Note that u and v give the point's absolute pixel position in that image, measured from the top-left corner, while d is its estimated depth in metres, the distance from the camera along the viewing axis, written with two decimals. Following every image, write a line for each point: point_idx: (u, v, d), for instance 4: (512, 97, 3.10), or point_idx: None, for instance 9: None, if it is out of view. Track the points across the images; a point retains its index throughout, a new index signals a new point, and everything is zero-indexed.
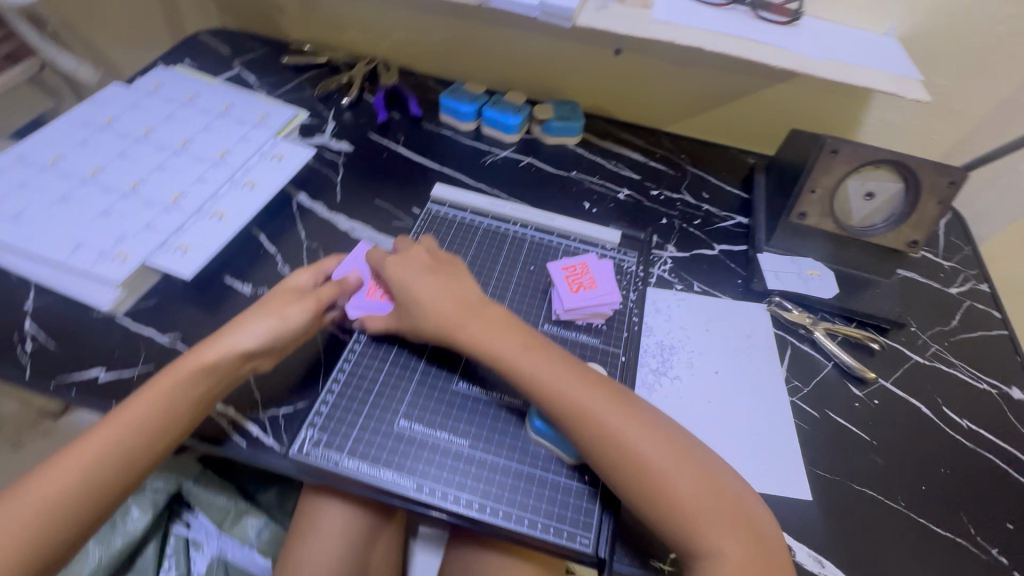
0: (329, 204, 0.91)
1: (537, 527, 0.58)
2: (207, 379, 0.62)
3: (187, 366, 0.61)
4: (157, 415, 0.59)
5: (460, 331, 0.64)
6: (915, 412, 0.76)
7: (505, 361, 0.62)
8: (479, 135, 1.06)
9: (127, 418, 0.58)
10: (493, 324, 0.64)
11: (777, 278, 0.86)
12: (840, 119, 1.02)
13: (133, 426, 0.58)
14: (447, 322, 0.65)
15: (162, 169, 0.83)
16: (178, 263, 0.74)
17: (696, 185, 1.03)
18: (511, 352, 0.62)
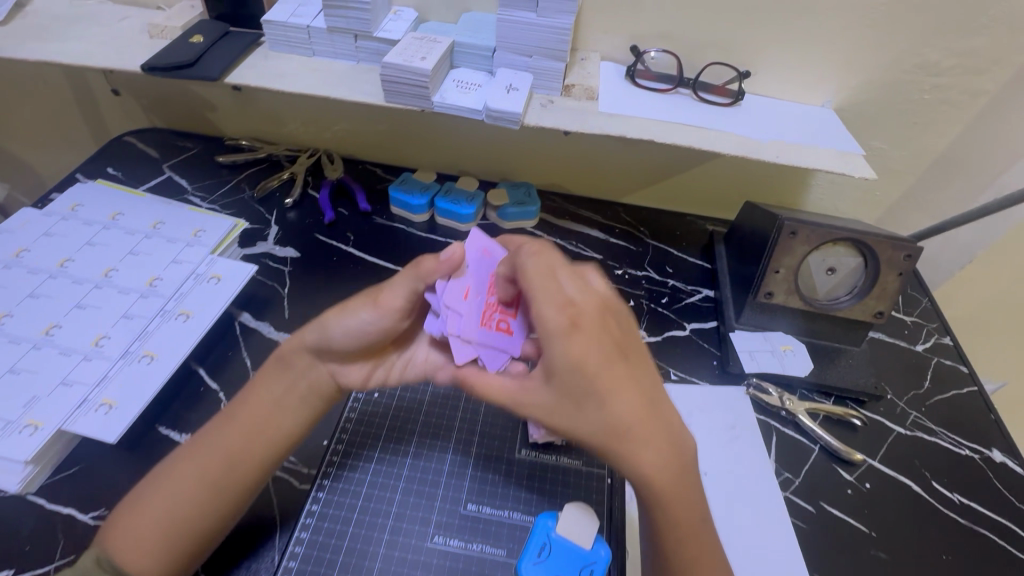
0: (277, 321, 0.84)
1: None
2: (243, 431, 0.61)
3: (221, 423, 0.62)
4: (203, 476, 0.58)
5: (593, 405, 0.49)
6: (908, 492, 0.73)
7: (628, 448, 0.49)
8: (433, 225, 1.02)
9: (174, 482, 0.58)
10: (637, 391, 0.49)
11: (753, 359, 0.84)
12: (789, 182, 1.04)
13: (183, 488, 0.58)
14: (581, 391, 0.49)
15: (81, 307, 0.75)
16: (102, 425, 0.65)
17: (658, 260, 1.02)
18: (642, 435, 0.49)
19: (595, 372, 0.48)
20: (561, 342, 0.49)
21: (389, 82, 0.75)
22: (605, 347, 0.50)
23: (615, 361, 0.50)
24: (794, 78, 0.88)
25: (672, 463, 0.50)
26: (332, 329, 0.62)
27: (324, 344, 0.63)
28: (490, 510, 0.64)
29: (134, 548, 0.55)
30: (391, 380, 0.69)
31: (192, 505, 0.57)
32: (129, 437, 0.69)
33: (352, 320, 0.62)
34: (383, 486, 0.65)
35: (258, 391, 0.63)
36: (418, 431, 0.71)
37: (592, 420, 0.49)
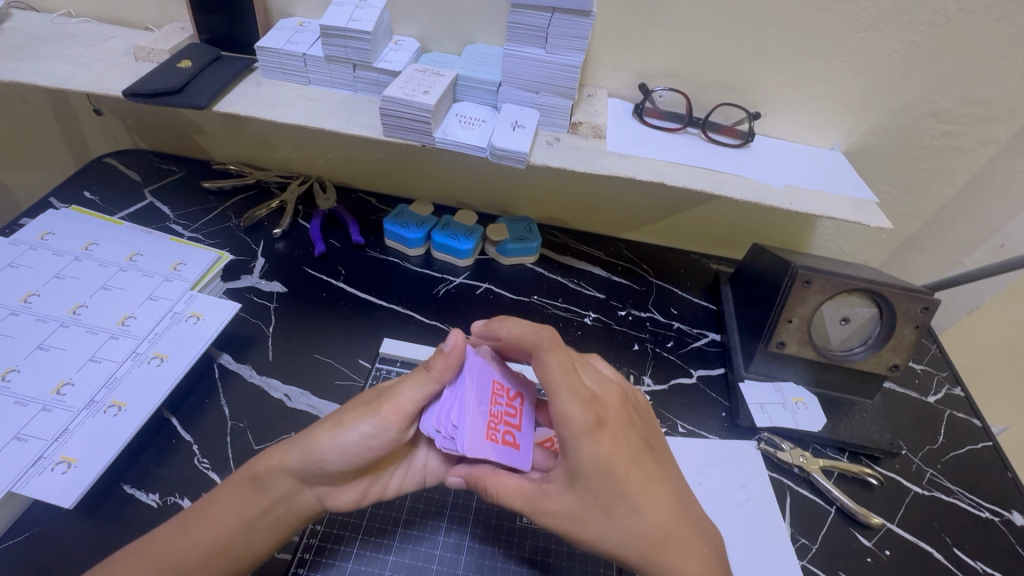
0: (259, 364, 0.78)
1: None
2: (193, 547, 0.54)
3: (170, 535, 0.55)
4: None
5: (618, 507, 0.51)
6: (929, 560, 0.69)
7: (652, 548, 0.51)
8: (429, 260, 0.98)
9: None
10: (657, 496, 0.52)
11: (764, 413, 0.80)
12: (796, 223, 1.01)
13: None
14: (608, 494, 0.51)
15: (43, 349, 0.69)
16: (57, 486, 0.58)
17: (663, 301, 0.98)
18: (664, 539, 0.51)
19: (623, 474, 0.51)
20: (591, 441, 0.51)
21: (388, 116, 0.71)
22: (630, 447, 0.52)
23: (642, 457, 0.53)
24: (804, 120, 0.86)
25: (703, 560, 0.52)
26: (325, 448, 0.55)
27: (312, 465, 0.56)
28: None
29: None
30: (388, 495, 0.62)
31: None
32: (89, 496, 0.63)
33: (347, 437, 0.55)
34: (370, 561, 0.60)
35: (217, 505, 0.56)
36: (410, 496, 0.65)
37: (624, 522, 0.51)
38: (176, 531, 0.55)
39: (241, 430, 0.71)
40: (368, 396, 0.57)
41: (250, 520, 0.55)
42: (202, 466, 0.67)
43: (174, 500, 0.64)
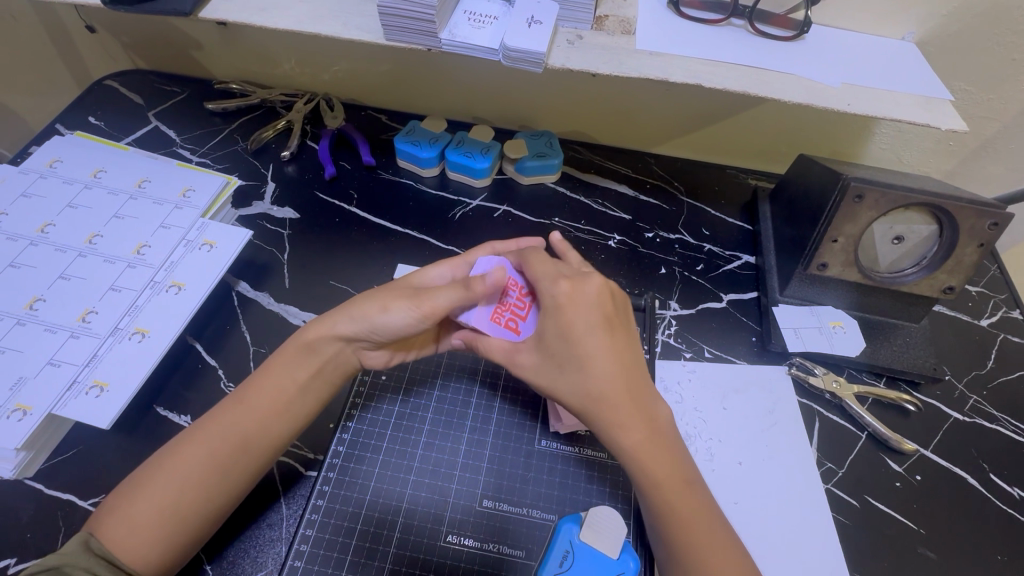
0: (276, 291, 0.78)
1: None
2: (254, 418, 0.56)
3: (229, 404, 0.57)
4: (209, 461, 0.53)
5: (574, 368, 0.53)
6: (961, 485, 0.67)
7: (603, 408, 0.53)
8: (444, 181, 0.93)
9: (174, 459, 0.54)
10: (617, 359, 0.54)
11: (798, 337, 0.76)
12: (849, 130, 0.90)
13: (187, 469, 0.53)
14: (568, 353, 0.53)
15: (65, 278, 0.70)
16: (92, 409, 0.60)
17: (693, 221, 0.91)
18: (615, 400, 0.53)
19: (574, 335, 0.53)
20: (555, 311, 0.55)
21: (388, 16, 0.63)
22: (592, 318, 0.54)
23: (602, 331, 0.54)
24: (874, 5, 0.73)
25: (642, 431, 0.53)
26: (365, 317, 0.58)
27: (361, 334, 0.58)
28: (508, 508, 0.59)
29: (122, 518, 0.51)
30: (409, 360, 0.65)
31: (191, 488, 0.52)
32: (126, 418, 0.66)
33: (391, 318, 0.57)
34: (392, 479, 0.60)
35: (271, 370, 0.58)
36: (435, 397, 0.66)
37: (571, 379, 0.53)
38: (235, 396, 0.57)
39: (263, 356, 0.71)
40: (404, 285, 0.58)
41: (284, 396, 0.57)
42: (229, 390, 0.68)
43: None
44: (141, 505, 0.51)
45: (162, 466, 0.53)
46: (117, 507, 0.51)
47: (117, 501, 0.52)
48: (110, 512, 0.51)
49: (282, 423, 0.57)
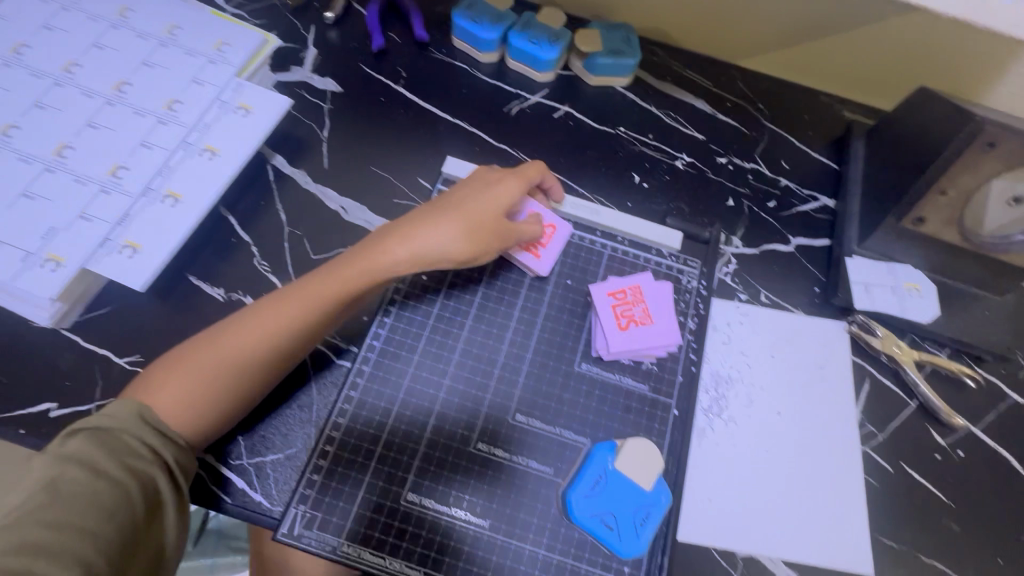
0: (313, 171, 0.72)
1: None
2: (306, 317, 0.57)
3: (288, 299, 0.57)
4: (270, 352, 0.55)
5: None
6: (1003, 467, 0.65)
7: None
8: (502, 70, 0.82)
9: (239, 350, 0.55)
10: None
11: (867, 294, 0.70)
12: (982, 65, 0.76)
13: (256, 365, 0.55)
14: None
15: (94, 127, 0.65)
16: (125, 269, 0.58)
17: (773, 152, 0.81)
18: None
19: None
20: None
21: None
22: None
23: None
24: None
25: None
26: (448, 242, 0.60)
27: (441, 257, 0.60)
28: (539, 425, 0.58)
29: (184, 397, 0.53)
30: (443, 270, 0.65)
31: (259, 384, 0.56)
32: (159, 282, 0.64)
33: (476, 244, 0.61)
34: (426, 381, 0.59)
35: (341, 279, 0.58)
36: (475, 305, 0.63)
37: None
38: (299, 297, 0.57)
39: (299, 238, 0.68)
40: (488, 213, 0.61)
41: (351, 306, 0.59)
42: (263, 268, 0.66)
43: (238, 297, 0.64)
44: (202, 387, 0.53)
45: (221, 352, 0.55)
46: (171, 379, 0.54)
47: (174, 377, 0.54)
48: (167, 386, 0.53)
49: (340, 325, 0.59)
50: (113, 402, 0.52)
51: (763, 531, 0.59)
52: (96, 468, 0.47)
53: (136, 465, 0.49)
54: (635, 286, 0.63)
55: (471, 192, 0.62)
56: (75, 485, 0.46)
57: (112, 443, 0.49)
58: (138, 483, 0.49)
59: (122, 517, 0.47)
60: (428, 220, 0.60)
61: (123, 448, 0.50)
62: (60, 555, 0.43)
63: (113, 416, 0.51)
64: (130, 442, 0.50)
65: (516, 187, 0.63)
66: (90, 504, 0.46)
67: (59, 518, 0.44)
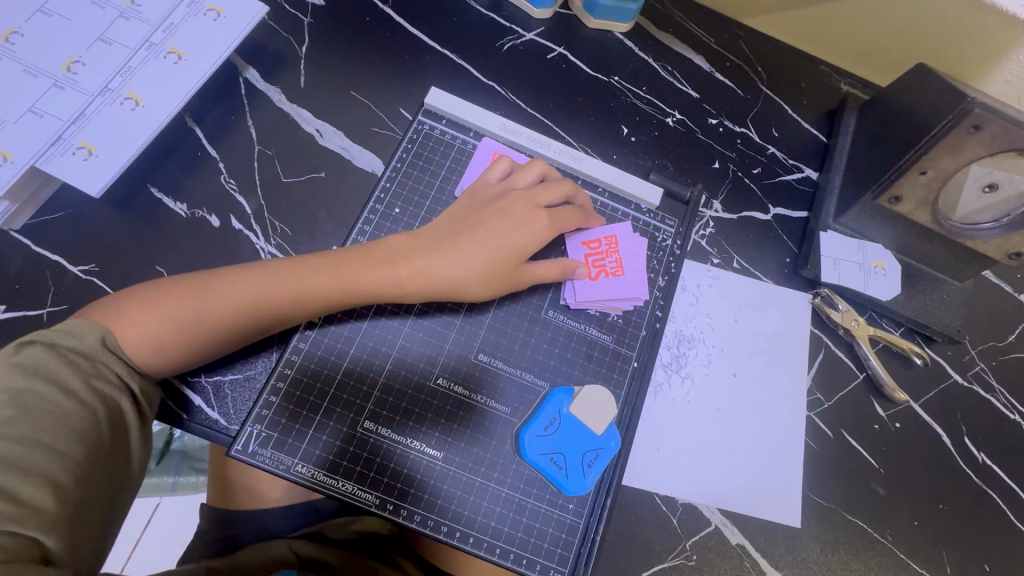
0: (288, 89, 0.68)
1: (495, 552, 0.54)
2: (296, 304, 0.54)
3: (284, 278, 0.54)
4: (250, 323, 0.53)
5: None
6: (933, 440, 0.69)
7: None
8: (498, 1, 0.78)
9: (213, 317, 0.52)
10: None
11: (835, 268, 0.71)
12: (982, 46, 0.75)
13: (226, 334, 0.53)
14: None
15: (46, 14, 0.60)
16: (78, 172, 0.55)
17: (765, 118, 0.80)
18: None
19: None
20: None
21: None
22: None
23: None
24: None
25: None
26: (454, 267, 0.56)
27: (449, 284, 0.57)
28: (501, 365, 0.59)
29: (149, 343, 0.51)
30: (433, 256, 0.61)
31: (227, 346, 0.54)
32: (117, 191, 0.61)
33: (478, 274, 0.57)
34: (391, 313, 0.59)
35: (343, 283, 0.54)
36: None
37: None
38: (294, 287, 0.54)
39: (269, 158, 0.65)
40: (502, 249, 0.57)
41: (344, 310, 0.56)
42: (229, 187, 0.63)
43: (201, 214, 0.62)
44: (170, 338, 0.51)
45: (198, 306, 0.52)
46: (140, 312, 0.51)
47: (142, 321, 0.51)
48: (133, 328, 0.51)
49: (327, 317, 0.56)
50: (76, 322, 0.50)
51: (705, 482, 0.63)
52: (64, 387, 0.47)
53: (103, 388, 0.49)
54: (609, 236, 0.64)
55: (498, 226, 0.58)
56: (42, 403, 0.46)
57: (80, 363, 0.49)
58: (106, 406, 0.49)
59: (91, 439, 0.47)
60: (448, 247, 0.57)
61: (91, 370, 0.49)
62: (29, 471, 0.43)
63: (76, 336, 0.49)
64: (100, 365, 0.50)
65: (542, 222, 0.59)
66: (59, 423, 0.46)
67: (28, 433, 0.44)
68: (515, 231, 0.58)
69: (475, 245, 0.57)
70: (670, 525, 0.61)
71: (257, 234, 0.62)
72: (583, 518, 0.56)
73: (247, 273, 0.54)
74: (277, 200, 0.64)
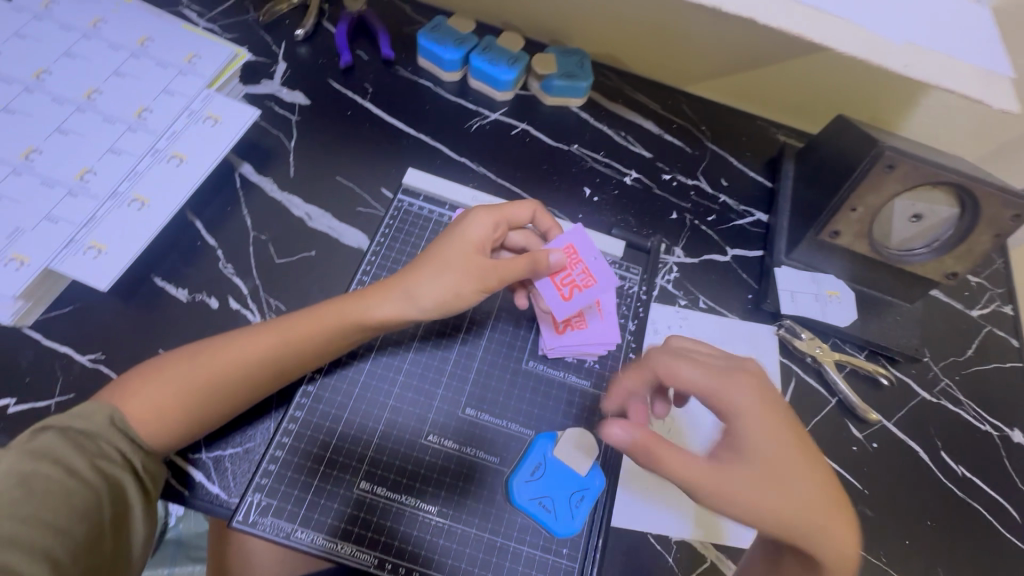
0: (279, 179, 0.76)
1: None
2: (279, 338, 0.58)
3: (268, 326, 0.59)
4: (241, 368, 0.56)
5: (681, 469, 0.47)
6: (911, 457, 0.71)
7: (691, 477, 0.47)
8: (464, 88, 0.87)
9: (205, 373, 0.55)
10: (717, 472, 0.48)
11: (793, 301, 0.77)
12: (893, 96, 0.85)
13: (220, 385, 0.55)
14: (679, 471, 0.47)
15: (63, 132, 0.67)
16: (89, 269, 0.60)
17: (714, 170, 0.88)
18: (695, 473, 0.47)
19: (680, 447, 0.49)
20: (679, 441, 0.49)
21: None
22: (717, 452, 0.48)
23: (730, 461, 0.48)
24: None
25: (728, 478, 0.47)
26: (426, 281, 0.60)
27: (428, 297, 0.59)
28: (488, 418, 0.62)
29: (151, 412, 0.53)
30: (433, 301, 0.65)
31: (225, 402, 0.56)
32: (123, 283, 0.66)
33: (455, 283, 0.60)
34: (381, 377, 0.62)
35: (323, 314, 0.59)
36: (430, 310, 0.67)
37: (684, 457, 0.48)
38: (278, 327, 0.58)
39: (264, 242, 0.71)
40: (466, 252, 0.61)
41: (327, 336, 0.59)
42: (227, 271, 0.69)
43: (201, 298, 0.67)
44: (170, 404, 0.54)
45: (188, 367, 0.56)
46: (140, 387, 0.54)
47: (143, 391, 0.54)
48: (135, 401, 0.54)
49: (314, 346, 0.58)
50: (85, 405, 0.53)
51: (699, 516, 0.62)
52: (69, 468, 0.49)
53: (106, 467, 0.51)
54: (568, 247, 0.65)
55: (452, 233, 0.63)
56: (47, 482, 0.48)
57: (86, 445, 0.51)
58: (108, 485, 0.51)
59: (93, 518, 0.49)
60: (411, 270, 0.61)
61: (93, 450, 0.51)
62: (34, 556, 0.45)
63: (85, 417, 0.52)
64: (102, 445, 0.52)
65: (494, 219, 0.63)
66: (61, 502, 0.47)
67: (34, 513, 0.46)
68: (472, 233, 0.62)
69: (441, 256, 0.61)
70: (666, 565, 0.60)
71: (254, 312, 0.67)
72: (577, 562, 0.57)
73: (235, 332, 0.59)
74: (271, 280, 0.69)
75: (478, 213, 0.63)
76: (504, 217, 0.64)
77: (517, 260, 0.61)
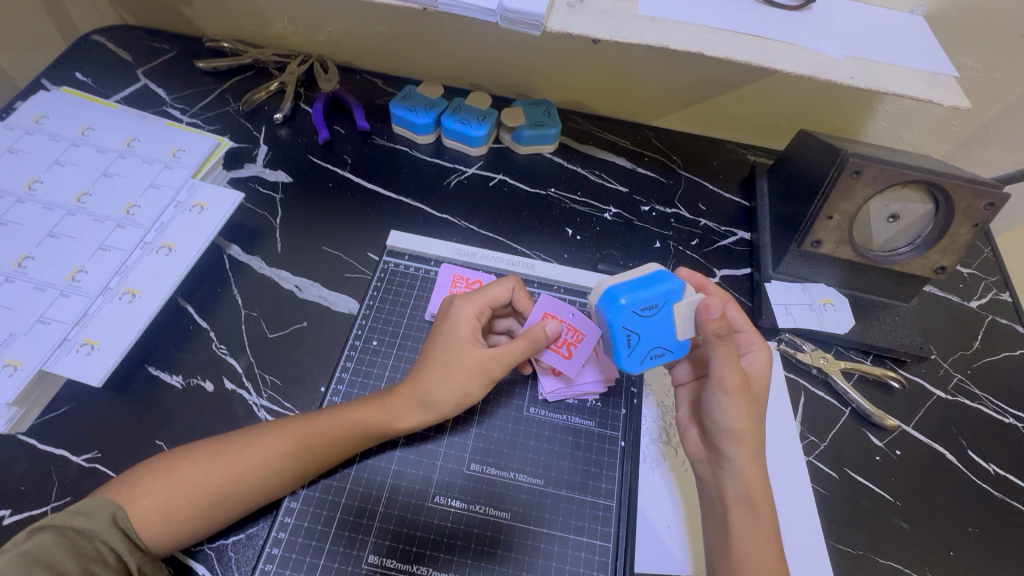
0: (268, 256, 0.77)
1: None
2: (298, 447, 0.56)
3: (289, 426, 0.57)
4: (258, 476, 0.54)
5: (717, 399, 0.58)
6: (939, 460, 0.68)
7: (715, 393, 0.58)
8: (439, 149, 0.91)
9: (221, 477, 0.54)
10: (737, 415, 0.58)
11: (788, 313, 0.76)
12: (850, 106, 0.88)
13: (235, 490, 0.54)
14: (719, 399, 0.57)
15: (54, 237, 0.69)
16: (82, 366, 0.61)
17: (691, 196, 0.90)
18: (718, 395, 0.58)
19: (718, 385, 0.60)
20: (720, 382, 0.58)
21: None
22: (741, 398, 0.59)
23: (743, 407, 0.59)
24: None
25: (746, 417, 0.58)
26: (437, 379, 0.58)
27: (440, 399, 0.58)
28: (495, 471, 0.60)
29: (161, 513, 0.52)
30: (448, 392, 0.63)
31: (240, 504, 0.54)
32: (118, 377, 0.66)
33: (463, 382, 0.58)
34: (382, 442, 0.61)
35: (343, 418, 0.58)
36: None
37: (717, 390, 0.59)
38: (301, 430, 0.57)
39: (255, 319, 0.71)
40: (461, 347, 0.59)
41: (346, 443, 0.57)
42: (221, 351, 0.69)
43: (196, 382, 0.66)
44: (180, 505, 0.52)
45: (204, 468, 0.54)
46: (151, 483, 0.53)
47: (154, 488, 0.53)
48: (144, 500, 0.52)
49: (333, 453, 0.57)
50: (88, 501, 0.52)
51: None
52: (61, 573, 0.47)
53: (100, 570, 0.49)
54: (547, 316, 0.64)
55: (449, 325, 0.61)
56: None
57: (82, 546, 0.49)
58: None
59: None
60: (421, 367, 0.59)
61: (90, 551, 0.49)
62: None
63: (87, 514, 0.51)
64: (98, 545, 0.50)
65: (477, 308, 0.61)
66: None
67: None
68: (460, 325, 0.60)
69: (449, 352, 0.59)
70: None
71: (249, 390, 0.66)
72: None
73: (256, 431, 0.57)
74: (265, 356, 0.69)
75: (462, 304, 0.61)
76: (488, 301, 0.62)
77: (513, 344, 0.59)
